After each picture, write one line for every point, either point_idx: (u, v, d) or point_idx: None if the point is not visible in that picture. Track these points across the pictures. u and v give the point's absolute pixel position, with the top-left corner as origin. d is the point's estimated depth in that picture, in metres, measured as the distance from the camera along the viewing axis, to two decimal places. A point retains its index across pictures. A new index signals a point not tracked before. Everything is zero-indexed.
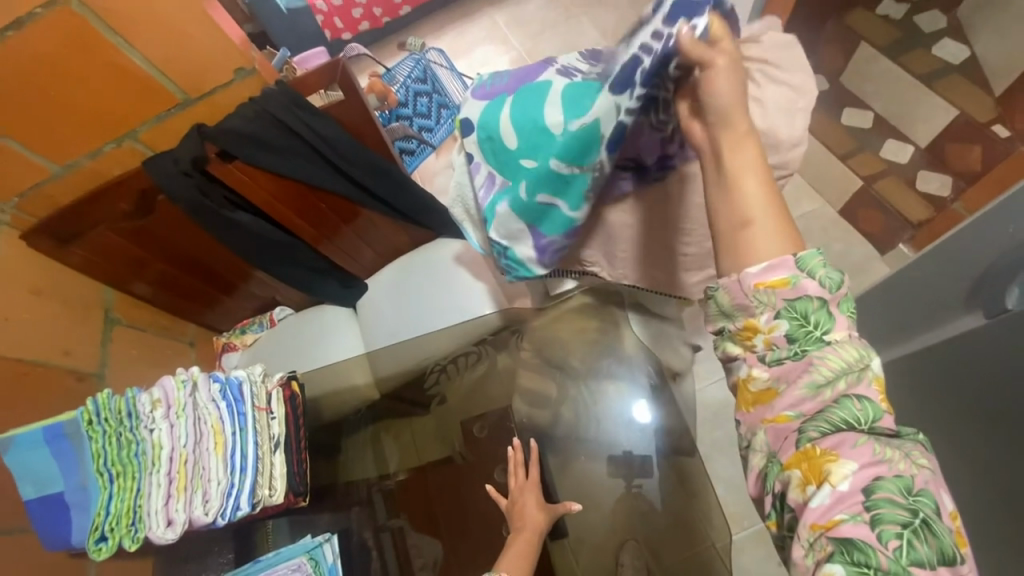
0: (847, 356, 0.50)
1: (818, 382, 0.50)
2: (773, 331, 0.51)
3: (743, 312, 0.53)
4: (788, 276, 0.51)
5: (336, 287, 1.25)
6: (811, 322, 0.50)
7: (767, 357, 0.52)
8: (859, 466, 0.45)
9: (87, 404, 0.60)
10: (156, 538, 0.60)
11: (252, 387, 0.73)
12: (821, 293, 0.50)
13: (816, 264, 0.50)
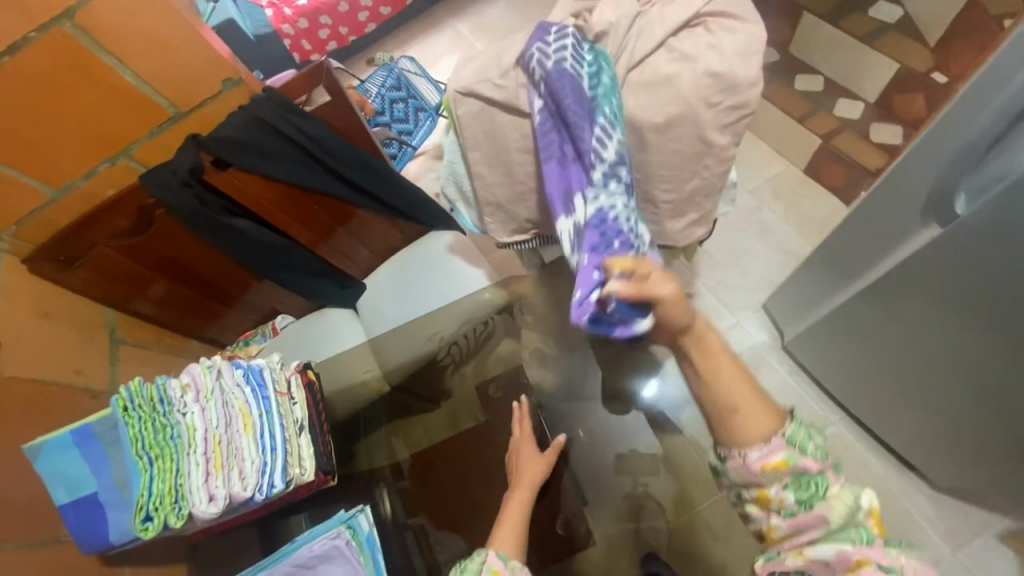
0: (842, 492, 0.62)
1: (829, 523, 0.61)
2: (782, 498, 0.64)
3: (756, 487, 0.66)
4: (783, 456, 0.64)
5: (336, 288, 1.25)
6: (818, 487, 0.63)
7: (782, 512, 0.64)
8: (848, 550, 0.58)
9: (120, 391, 0.65)
10: (201, 511, 0.63)
11: (272, 373, 0.75)
12: (812, 465, 0.64)
13: (799, 436, 0.65)
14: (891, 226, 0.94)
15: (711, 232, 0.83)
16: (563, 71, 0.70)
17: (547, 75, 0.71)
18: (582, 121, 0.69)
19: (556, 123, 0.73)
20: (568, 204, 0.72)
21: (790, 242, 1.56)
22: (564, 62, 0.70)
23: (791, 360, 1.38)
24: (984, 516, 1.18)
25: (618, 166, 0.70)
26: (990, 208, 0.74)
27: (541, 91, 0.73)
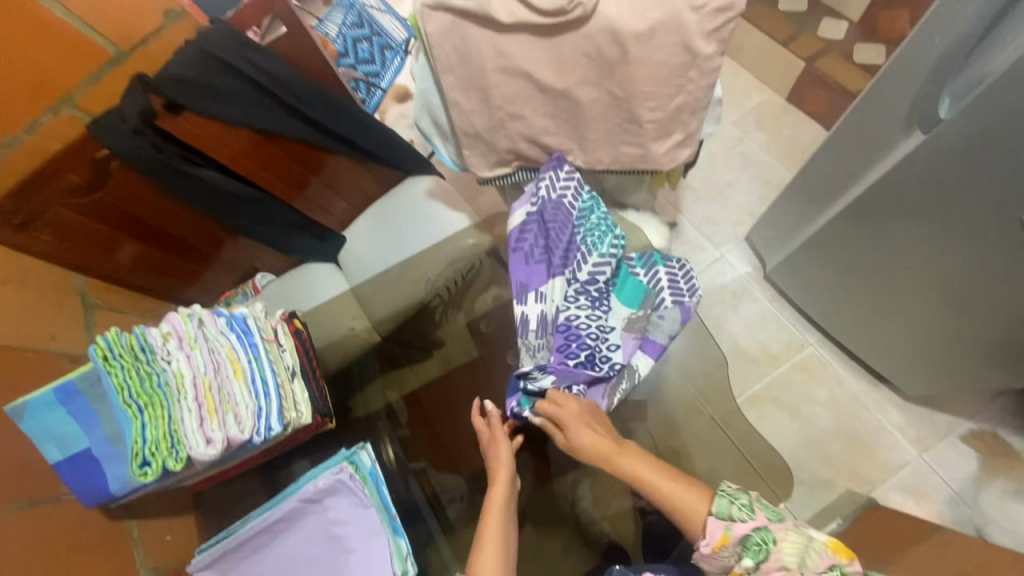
0: (793, 538, 0.61)
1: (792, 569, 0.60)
2: (746, 569, 0.61)
3: (726, 570, 0.64)
4: (723, 531, 0.63)
5: (313, 241, 1.19)
6: (766, 544, 0.61)
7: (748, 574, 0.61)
8: None
9: (98, 340, 0.63)
10: (200, 454, 0.63)
11: (257, 321, 0.73)
12: (752, 523, 0.62)
13: (730, 503, 0.64)
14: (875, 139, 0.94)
15: (695, 153, 0.81)
16: (559, 207, 0.82)
17: (555, 184, 0.83)
18: (558, 254, 0.81)
19: (540, 230, 0.84)
20: (523, 296, 0.81)
21: (775, 173, 1.54)
22: (563, 203, 0.83)
23: (774, 289, 1.41)
24: (950, 419, 1.25)
25: (588, 285, 0.82)
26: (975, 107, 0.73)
27: (527, 214, 0.84)
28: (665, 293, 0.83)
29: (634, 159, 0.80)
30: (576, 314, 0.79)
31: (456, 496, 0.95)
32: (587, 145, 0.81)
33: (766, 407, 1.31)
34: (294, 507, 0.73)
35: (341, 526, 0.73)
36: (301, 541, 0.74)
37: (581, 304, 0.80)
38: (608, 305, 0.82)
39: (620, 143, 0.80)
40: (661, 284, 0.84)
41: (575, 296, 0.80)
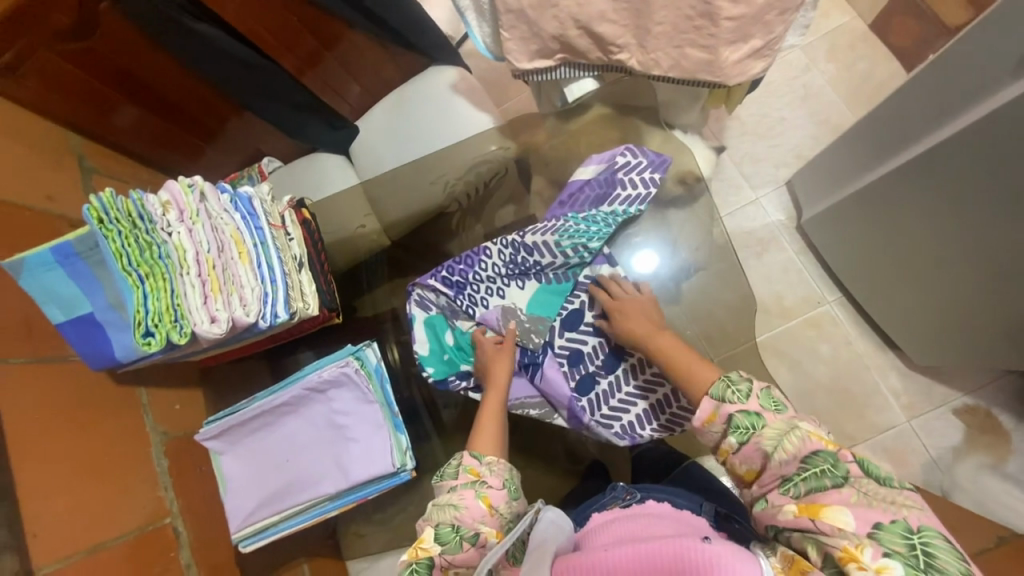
0: (777, 425, 0.57)
1: (772, 449, 0.56)
2: (729, 447, 0.59)
3: (717, 449, 0.62)
4: (713, 409, 0.61)
5: (323, 128, 1.10)
6: (752, 427, 0.58)
7: (734, 448, 0.59)
8: (852, 515, 0.49)
9: (92, 201, 0.58)
10: (204, 331, 0.61)
11: (263, 204, 0.70)
12: (740, 407, 0.59)
13: (723, 387, 0.61)
14: (968, 77, 0.82)
15: (769, 67, 0.71)
16: (616, 188, 0.81)
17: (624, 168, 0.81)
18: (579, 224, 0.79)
19: (595, 199, 0.81)
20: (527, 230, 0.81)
21: (838, 111, 1.38)
22: (623, 185, 0.80)
23: (803, 240, 1.34)
24: (946, 392, 1.25)
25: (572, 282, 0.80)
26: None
27: (597, 168, 0.82)
28: (620, 391, 0.78)
29: (698, 64, 0.70)
30: (538, 241, 0.79)
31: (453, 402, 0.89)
32: (648, 41, 0.71)
33: (768, 358, 1.30)
34: (298, 394, 0.74)
35: (344, 417, 0.75)
36: (305, 425, 0.76)
37: (553, 239, 0.78)
38: (580, 333, 0.80)
39: (686, 42, 0.69)
40: (635, 367, 0.78)
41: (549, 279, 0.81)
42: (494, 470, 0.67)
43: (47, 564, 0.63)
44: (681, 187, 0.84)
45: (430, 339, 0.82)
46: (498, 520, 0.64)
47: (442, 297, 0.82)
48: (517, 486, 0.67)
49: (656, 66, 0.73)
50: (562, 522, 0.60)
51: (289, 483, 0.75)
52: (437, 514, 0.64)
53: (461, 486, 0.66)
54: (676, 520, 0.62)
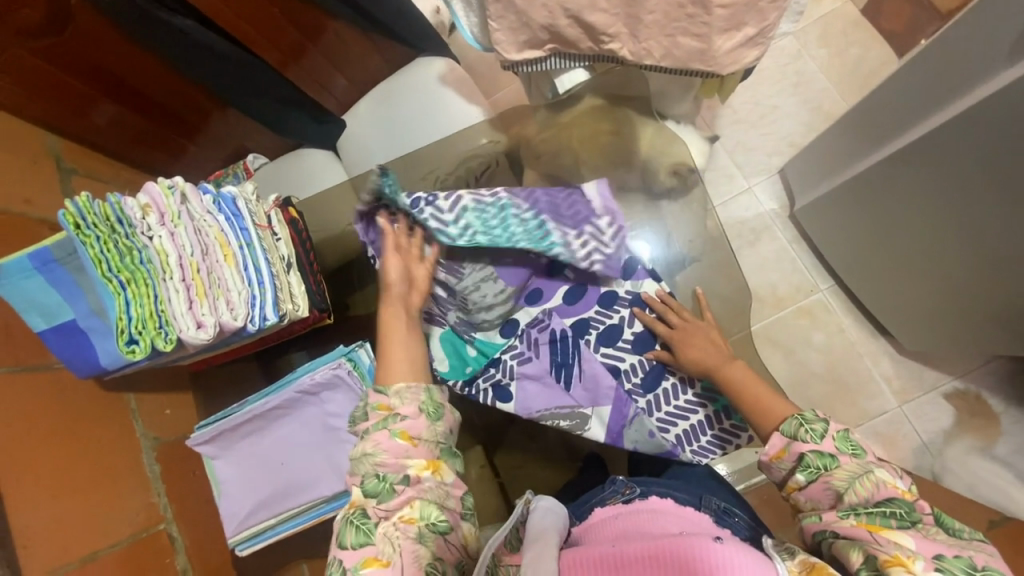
0: (852, 466, 0.55)
1: (842, 489, 0.55)
2: (796, 483, 0.58)
3: (783, 483, 0.61)
4: (783, 445, 0.60)
5: (309, 122, 1.08)
6: (821, 467, 0.56)
7: (801, 483, 0.58)
8: (916, 541, 0.47)
9: (68, 205, 0.57)
10: (191, 338, 0.59)
11: (248, 204, 0.67)
12: (814, 447, 0.57)
13: (796, 424, 0.60)
14: (960, 64, 0.82)
15: (763, 56, 0.71)
16: (584, 226, 0.77)
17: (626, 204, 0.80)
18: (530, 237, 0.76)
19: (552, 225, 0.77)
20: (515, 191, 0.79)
21: (830, 98, 1.37)
22: (591, 224, 0.77)
23: (796, 229, 1.34)
24: (937, 377, 1.26)
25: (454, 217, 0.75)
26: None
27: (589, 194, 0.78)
28: (658, 410, 0.77)
29: (691, 53, 0.69)
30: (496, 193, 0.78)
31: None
32: (640, 30, 0.69)
33: (762, 347, 1.30)
34: (292, 397, 0.73)
35: (338, 419, 0.73)
36: (299, 428, 0.75)
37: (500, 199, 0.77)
38: (617, 348, 0.79)
39: (679, 31, 0.68)
40: (677, 387, 0.77)
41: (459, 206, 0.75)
42: (405, 399, 0.61)
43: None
44: (675, 179, 0.83)
45: (449, 351, 0.80)
46: (425, 449, 0.60)
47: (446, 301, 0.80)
48: (436, 406, 0.62)
49: (648, 56, 0.71)
50: (557, 511, 0.61)
51: (284, 487, 0.75)
52: (360, 468, 0.59)
53: (373, 428, 0.60)
54: (677, 514, 0.63)
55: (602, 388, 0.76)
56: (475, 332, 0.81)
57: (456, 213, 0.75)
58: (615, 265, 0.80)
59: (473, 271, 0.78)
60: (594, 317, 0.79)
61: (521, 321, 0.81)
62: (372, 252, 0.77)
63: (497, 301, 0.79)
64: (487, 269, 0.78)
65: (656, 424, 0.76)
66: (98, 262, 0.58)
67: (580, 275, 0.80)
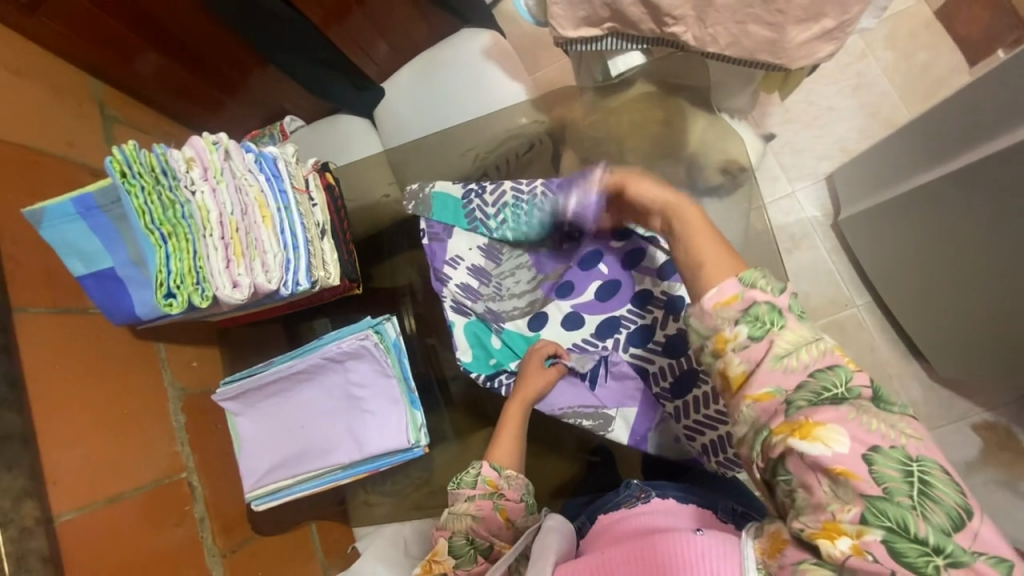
0: (798, 330, 0.47)
1: (784, 355, 0.46)
2: (735, 337, 0.48)
3: (712, 335, 0.50)
4: (736, 291, 0.49)
5: (349, 88, 1.06)
6: (770, 323, 0.48)
7: (739, 347, 0.48)
8: (850, 433, 0.41)
9: (114, 152, 0.55)
10: (226, 296, 0.58)
11: (287, 166, 0.67)
12: (768, 298, 0.48)
13: (757, 276, 0.50)
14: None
15: (838, 52, 0.66)
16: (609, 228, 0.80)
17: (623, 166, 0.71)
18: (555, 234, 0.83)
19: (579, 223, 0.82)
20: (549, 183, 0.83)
21: (891, 105, 1.29)
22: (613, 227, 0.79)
23: (837, 239, 1.28)
24: (968, 406, 1.21)
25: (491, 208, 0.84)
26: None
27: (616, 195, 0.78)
28: (687, 417, 0.72)
29: (761, 43, 0.65)
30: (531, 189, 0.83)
31: (459, 375, 0.90)
32: (708, 14, 0.65)
33: None
34: (317, 362, 0.72)
35: (361, 389, 0.73)
36: (321, 395, 0.76)
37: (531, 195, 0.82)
38: (647, 350, 0.76)
39: (750, 18, 0.64)
40: (706, 397, 0.70)
41: (496, 200, 0.84)
42: (511, 483, 0.69)
43: (68, 511, 0.63)
44: (723, 176, 0.79)
45: (473, 342, 0.82)
46: (512, 532, 0.68)
47: (486, 287, 0.85)
48: (531, 499, 0.70)
49: (712, 43, 0.67)
50: (562, 530, 0.61)
51: (303, 450, 0.75)
52: (454, 525, 0.67)
53: (477, 497, 0.68)
54: (682, 515, 0.61)
55: (624, 387, 0.76)
56: (503, 322, 0.83)
57: (498, 207, 0.84)
58: (652, 264, 0.77)
59: (511, 258, 0.86)
60: (625, 317, 0.78)
61: (551, 318, 0.82)
62: (429, 235, 0.85)
63: (527, 288, 0.85)
64: (523, 258, 0.86)
65: (683, 431, 0.73)
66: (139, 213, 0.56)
67: (614, 270, 0.80)
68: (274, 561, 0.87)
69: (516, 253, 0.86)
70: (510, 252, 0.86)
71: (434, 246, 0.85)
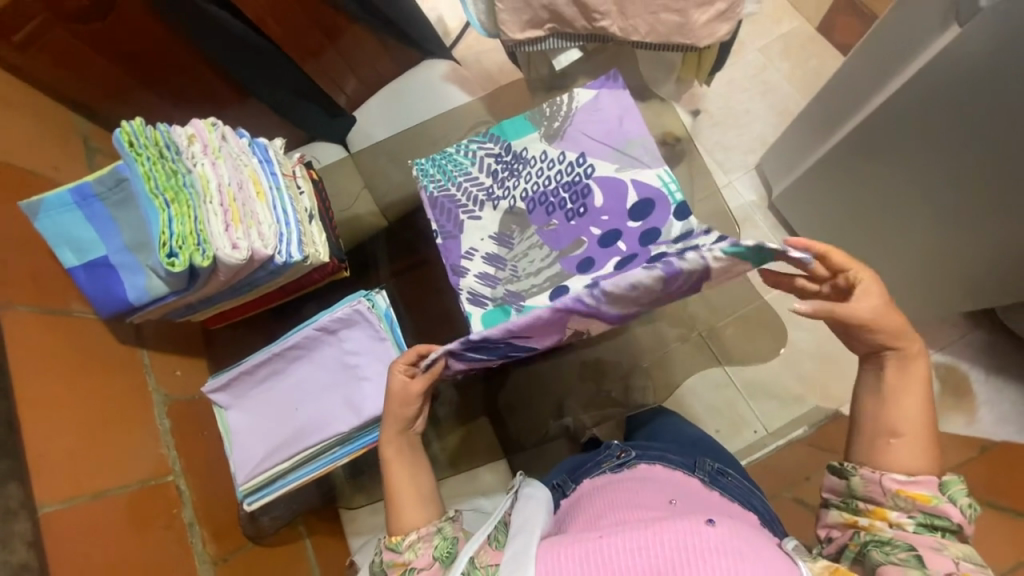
0: (964, 548, 0.55)
1: (951, 551, 0.54)
2: (898, 518, 0.57)
3: (872, 505, 0.59)
4: (931, 493, 0.57)
5: (322, 116, 1.12)
6: (947, 529, 0.55)
7: (903, 521, 0.57)
8: None
9: (123, 124, 0.61)
10: (226, 256, 0.61)
11: (277, 154, 0.74)
12: (957, 518, 0.55)
13: (959, 494, 0.56)
14: (889, 52, 0.95)
15: (736, 29, 0.82)
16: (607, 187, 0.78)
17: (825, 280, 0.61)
18: (557, 215, 0.79)
19: (574, 195, 0.79)
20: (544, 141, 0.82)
21: (796, 102, 1.52)
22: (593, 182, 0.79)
23: (775, 218, 1.44)
24: None
25: (499, 197, 0.82)
26: (996, 8, 0.73)
27: (601, 142, 0.80)
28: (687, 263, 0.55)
29: (672, 27, 0.81)
30: (525, 169, 0.82)
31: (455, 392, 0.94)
32: (627, 7, 0.80)
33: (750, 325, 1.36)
34: (311, 335, 0.75)
35: (354, 357, 0.75)
36: (316, 371, 0.77)
37: (528, 176, 0.82)
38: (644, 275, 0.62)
39: (661, 8, 0.79)
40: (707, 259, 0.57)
41: (494, 192, 0.82)
42: (419, 551, 0.61)
43: (50, 503, 0.60)
44: (664, 146, 0.91)
45: (489, 329, 0.74)
46: None
47: (503, 271, 0.79)
48: (446, 549, 0.60)
49: (635, 31, 0.82)
50: (542, 499, 0.61)
51: (300, 429, 0.75)
52: None
53: None
54: (669, 482, 0.71)
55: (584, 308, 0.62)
56: (523, 300, 0.76)
57: (500, 194, 0.82)
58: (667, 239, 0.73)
59: (523, 238, 0.80)
60: None
61: (571, 286, 0.73)
62: (441, 235, 0.82)
63: (544, 266, 0.77)
64: (534, 236, 0.79)
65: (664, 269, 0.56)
66: (143, 178, 0.61)
67: (632, 244, 0.74)
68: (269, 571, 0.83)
69: (527, 233, 0.80)
70: (522, 233, 0.80)
71: (447, 244, 0.81)
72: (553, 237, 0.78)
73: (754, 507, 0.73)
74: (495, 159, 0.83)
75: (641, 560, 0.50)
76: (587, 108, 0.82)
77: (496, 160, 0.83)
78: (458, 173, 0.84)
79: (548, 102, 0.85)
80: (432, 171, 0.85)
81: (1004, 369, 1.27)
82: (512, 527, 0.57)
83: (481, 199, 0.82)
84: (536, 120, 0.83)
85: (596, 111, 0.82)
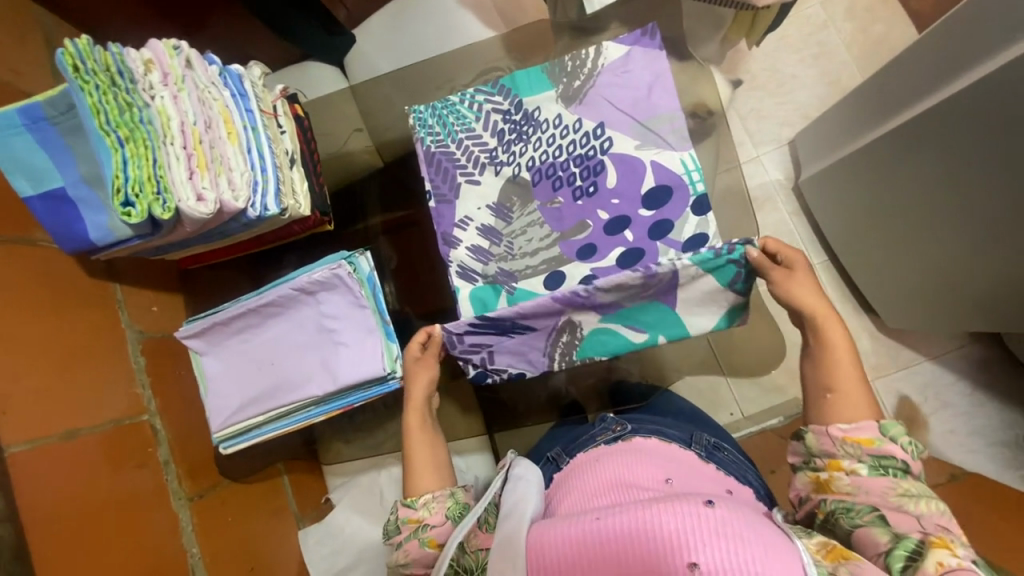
0: (917, 482, 0.57)
1: (905, 494, 0.56)
2: (855, 469, 0.59)
3: (826, 457, 0.61)
4: (874, 436, 0.59)
5: (318, 30, 0.98)
6: (898, 470, 0.57)
7: (857, 470, 0.58)
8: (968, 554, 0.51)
9: (66, 43, 0.52)
10: (190, 209, 0.55)
11: (253, 86, 0.65)
12: (904, 456, 0.58)
13: (899, 431, 0.59)
14: (970, 37, 0.82)
15: None
16: (622, 171, 0.70)
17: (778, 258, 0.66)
18: (566, 193, 0.71)
19: (586, 174, 0.71)
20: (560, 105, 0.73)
21: (850, 73, 1.35)
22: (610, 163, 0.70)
23: (798, 203, 1.34)
24: (912, 356, 1.30)
25: (502, 162, 0.74)
26: None
27: (624, 115, 0.71)
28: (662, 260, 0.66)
29: None
30: (533, 133, 0.73)
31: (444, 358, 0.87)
32: None
33: None
34: (287, 293, 0.71)
35: (333, 320, 0.72)
36: (294, 328, 0.74)
37: (536, 141, 0.73)
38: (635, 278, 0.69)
39: None
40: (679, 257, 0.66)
41: (496, 155, 0.74)
42: (432, 509, 0.67)
43: (16, 444, 0.60)
44: (694, 120, 0.80)
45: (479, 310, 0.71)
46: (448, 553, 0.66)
47: (497, 247, 0.73)
48: (457, 512, 0.67)
49: None
50: (532, 481, 0.65)
51: (276, 384, 0.74)
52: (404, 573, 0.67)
53: (405, 539, 0.67)
54: (666, 455, 0.73)
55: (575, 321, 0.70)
56: (516, 282, 0.72)
57: (502, 159, 0.74)
58: (679, 236, 0.68)
59: (522, 215, 0.73)
60: None
61: (568, 275, 0.70)
62: (434, 197, 0.75)
63: (542, 246, 0.72)
64: (536, 213, 0.72)
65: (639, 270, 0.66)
66: (91, 110, 0.53)
67: (639, 236, 0.69)
68: (246, 506, 0.86)
69: (528, 208, 0.73)
70: (522, 208, 0.73)
71: (439, 209, 0.75)
72: (555, 216, 0.72)
73: (750, 482, 0.75)
74: (503, 116, 0.74)
75: (640, 541, 0.51)
76: (614, 67, 0.72)
77: (502, 121, 0.74)
78: (459, 128, 0.75)
79: (571, 54, 0.73)
80: (431, 121, 0.76)
81: (990, 387, 1.26)
82: (503, 511, 0.61)
83: (480, 160, 0.74)
84: (554, 75, 0.73)
85: (624, 73, 0.71)
